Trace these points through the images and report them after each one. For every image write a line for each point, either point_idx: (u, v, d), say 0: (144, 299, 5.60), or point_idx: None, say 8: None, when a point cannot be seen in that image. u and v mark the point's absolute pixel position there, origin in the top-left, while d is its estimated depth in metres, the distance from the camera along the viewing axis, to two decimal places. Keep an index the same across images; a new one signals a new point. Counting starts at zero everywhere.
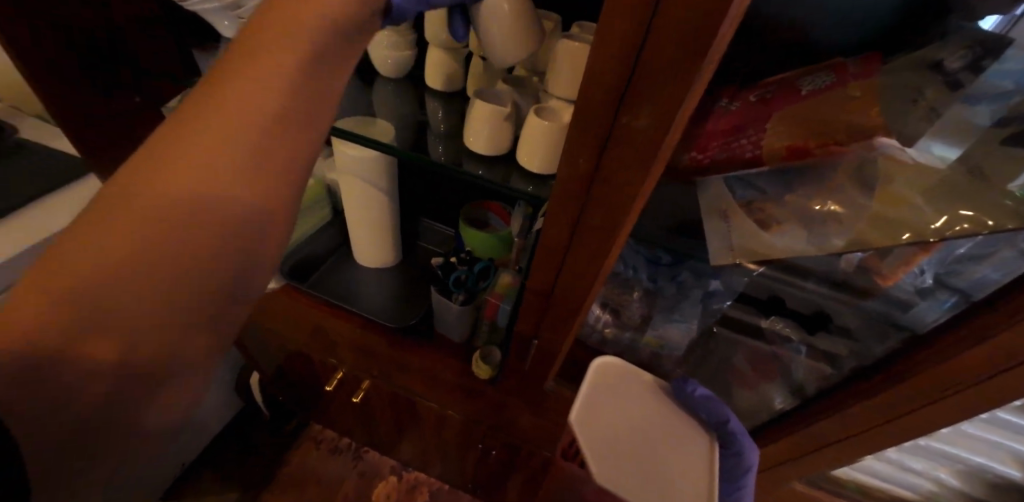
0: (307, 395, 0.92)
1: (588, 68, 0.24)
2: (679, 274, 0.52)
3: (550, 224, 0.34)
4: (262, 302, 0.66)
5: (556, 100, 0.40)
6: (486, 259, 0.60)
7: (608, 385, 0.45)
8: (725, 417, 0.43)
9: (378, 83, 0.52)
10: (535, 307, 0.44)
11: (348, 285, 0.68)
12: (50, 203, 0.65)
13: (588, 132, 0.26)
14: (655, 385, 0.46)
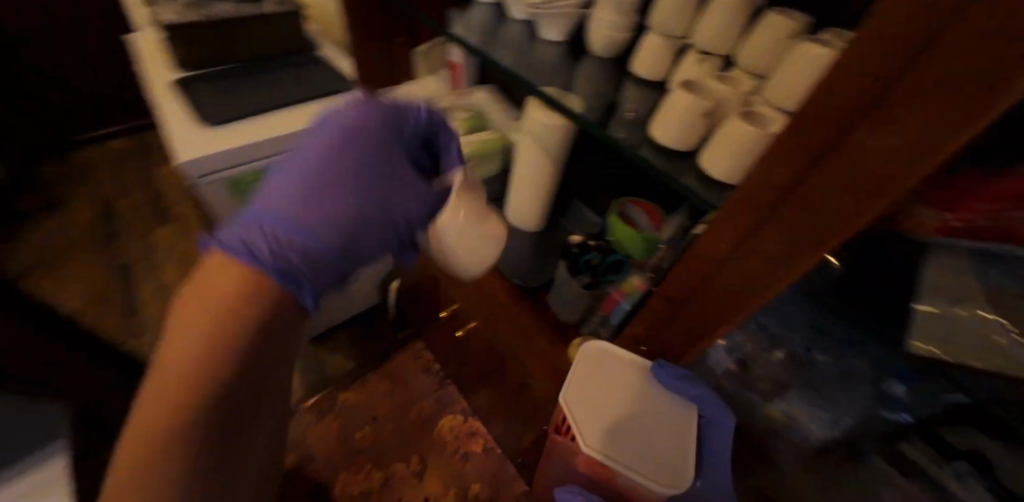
0: (424, 313, 1.07)
1: (837, 70, 0.21)
2: (849, 359, 0.41)
3: (715, 228, 0.32)
4: None
5: (770, 108, 0.36)
6: (623, 255, 0.58)
7: (597, 366, 0.55)
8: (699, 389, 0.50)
9: (587, 59, 0.54)
10: (661, 311, 0.43)
11: None
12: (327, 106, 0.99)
13: (803, 141, 0.24)
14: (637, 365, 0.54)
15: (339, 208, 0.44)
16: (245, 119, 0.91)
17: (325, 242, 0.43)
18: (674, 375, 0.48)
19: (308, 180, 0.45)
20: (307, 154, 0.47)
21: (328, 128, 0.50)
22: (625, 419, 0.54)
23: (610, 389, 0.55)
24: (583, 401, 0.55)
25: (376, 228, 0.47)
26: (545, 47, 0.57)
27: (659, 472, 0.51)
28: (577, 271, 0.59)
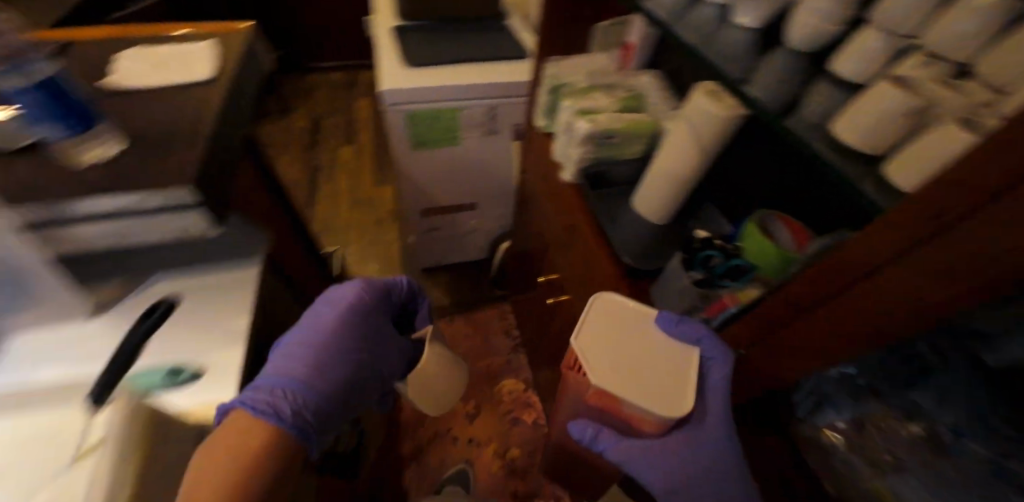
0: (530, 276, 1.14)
1: None
2: (1001, 455, 0.33)
3: (867, 236, 0.29)
4: (557, 187, 0.85)
5: (1003, 119, 0.29)
6: (750, 264, 0.51)
7: (610, 312, 0.56)
8: (702, 336, 0.51)
9: (779, 51, 0.50)
10: (778, 314, 0.40)
11: (615, 216, 0.74)
12: (505, 67, 1.10)
13: (998, 159, 0.20)
14: (640, 311, 0.56)
15: (348, 366, 0.62)
16: (433, 63, 1.07)
17: (335, 368, 0.61)
18: (672, 319, 0.53)
19: (323, 329, 0.64)
20: (314, 316, 0.67)
21: (331, 309, 0.68)
22: (635, 364, 0.52)
23: (617, 328, 0.55)
24: (592, 338, 0.54)
25: (357, 359, 0.64)
26: (734, 31, 0.54)
27: (664, 408, 0.49)
28: (692, 266, 0.56)
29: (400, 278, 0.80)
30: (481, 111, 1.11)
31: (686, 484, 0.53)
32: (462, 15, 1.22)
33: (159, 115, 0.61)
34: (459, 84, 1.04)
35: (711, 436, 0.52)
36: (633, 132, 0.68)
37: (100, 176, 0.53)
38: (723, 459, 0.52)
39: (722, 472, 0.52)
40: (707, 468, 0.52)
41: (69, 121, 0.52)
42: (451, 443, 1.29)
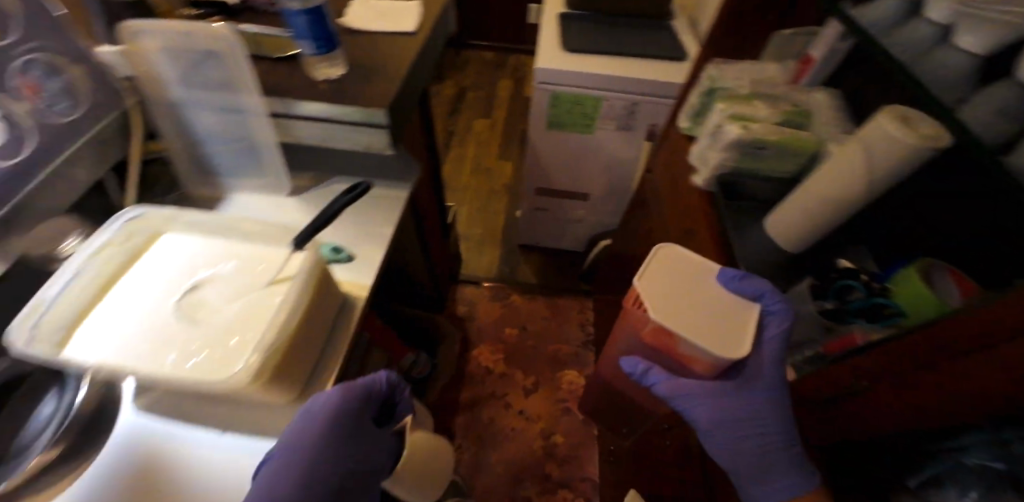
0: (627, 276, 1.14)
1: None
2: None
3: None
4: (683, 191, 0.83)
5: None
6: (896, 308, 0.46)
7: (673, 262, 0.63)
8: (761, 290, 0.55)
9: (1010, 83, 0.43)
10: (910, 354, 0.36)
11: (745, 230, 0.69)
12: (660, 66, 1.08)
13: None
14: (703, 264, 0.62)
15: (322, 475, 0.50)
16: (591, 51, 1.10)
17: (302, 482, 0.47)
18: (735, 276, 0.58)
19: (305, 468, 0.48)
20: (300, 440, 0.48)
21: (305, 434, 0.49)
22: (693, 309, 0.58)
23: (680, 277, 0.61)
24: (655, 283, 0.60)
25: (337, 469, 0.51)
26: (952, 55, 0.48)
27: (718, 348, 0.54)
28: (823, 296, 0.53)
29: (380, 373, 0.60)
30: (623, 106, 1.10)
31: (730, 425, 0.55)
32: (629, 11, 1.23)
33: (371, 50, 0.74)
34: (610, 75, 1.05)
35: (763, 381, 0.54)
36: (789, 148, 0.64)
37: (324, 89, 0.67)
38: (772, 406, 0.52)
39: (768, 419, 0.52)
40: (753, 413, 0.53)
41: (316, 42, 0.64)
42: (503, 408, 1.36)
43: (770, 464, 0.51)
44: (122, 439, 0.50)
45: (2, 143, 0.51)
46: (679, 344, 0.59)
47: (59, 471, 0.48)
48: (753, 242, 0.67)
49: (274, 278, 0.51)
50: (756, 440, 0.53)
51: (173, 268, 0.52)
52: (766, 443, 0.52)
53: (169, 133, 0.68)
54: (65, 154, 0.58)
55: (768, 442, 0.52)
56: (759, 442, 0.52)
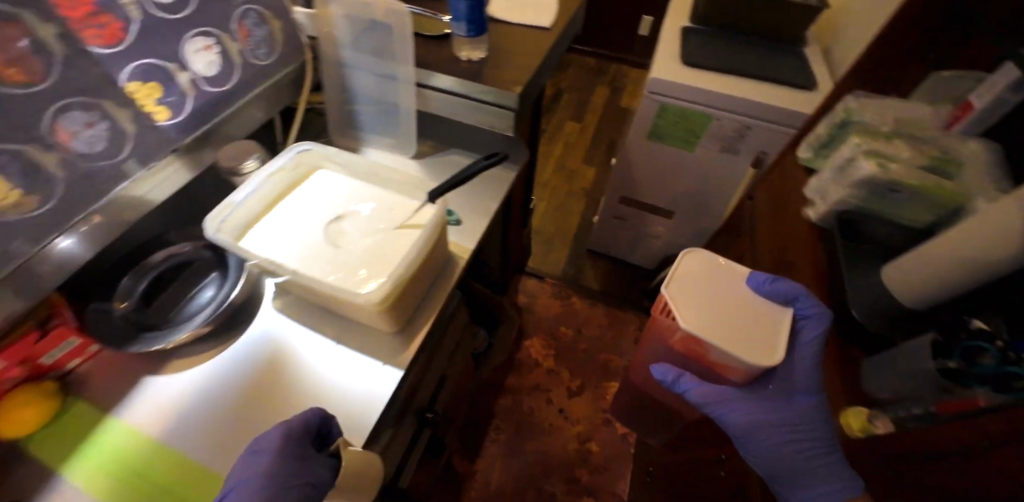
0: None
1: None
2: None
3: None
4: (789, 222, 0.80)
5: None
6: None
7: (702, 271, 0.74)
8: (793, 296, 0.66)
9: None
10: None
11: (863, 275, 0.63)
12: (788, 90, 1.00)
13: None
14: (734, 273, 0.74)
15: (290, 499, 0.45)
16: (715, 68, 1.03)
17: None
18: (765, 280, 0.70)
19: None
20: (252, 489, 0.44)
21: (253, 475, 0.45)
22: (723, 317, 0.68)
23: (713, 283, 0.73)
24: (688, 294, 0.71)
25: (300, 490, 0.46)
26: None
27: (751, 352, 0.64)
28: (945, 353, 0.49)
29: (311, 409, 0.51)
30: (734, 129, 1.04)
31: (767, 426, 0.63)
32: (768, 32, 1.12)
33: (510, 39, 0.79)
34: (733, 96, 0.98)
35: (798, 388, 0.64)
36: (928, 194, 0.60)
37: (466, 69, 0.74)
38: (810, 409, 0.62)
39: (807, 425, 0.61)
40: (790, 416, 0.62)
41: (468, 25, 0.70)
42: (544, 404, 1.38)
43: (813, 467, 0.57)
44: (260, 328, 0.61)
45: (219, 74, 0.63)
46: (707, 351, 0.69)
47: (209, 343, 0.59)
48: (872, 290, 0.60)
49: (403, 224, 0.59)
50: (795, 440, 0.60)
51: (324, 198, 0.61)
52: (807, 446, 0.59)
53: (330, 87, 0.79)
54: (255, 91, 0.69)
55: (809, 446, 0.59)
56: (798, 446, 0.60)
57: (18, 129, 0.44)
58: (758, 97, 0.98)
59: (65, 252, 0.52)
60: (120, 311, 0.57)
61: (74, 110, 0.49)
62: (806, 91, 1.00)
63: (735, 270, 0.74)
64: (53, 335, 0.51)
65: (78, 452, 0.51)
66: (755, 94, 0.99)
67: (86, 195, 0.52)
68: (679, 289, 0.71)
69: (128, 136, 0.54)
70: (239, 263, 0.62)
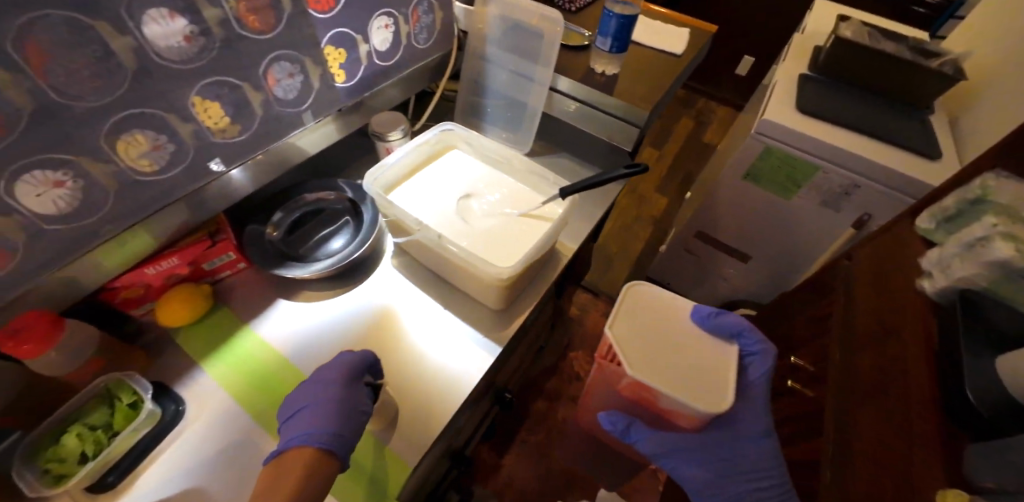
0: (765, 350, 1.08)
1: None
2: None
3: None
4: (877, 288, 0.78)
5: None
6: None
7: (643, 311, 0.82)
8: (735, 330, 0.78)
9: None
10: None
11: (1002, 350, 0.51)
12: (912, 160, 0.94)
13: None
14: (678, 310, 0.83)
15: (348, 424, 0.50)
16: (831, 120, 1.00)
17: (340, 438, 0.49)
18: (706, 315, 0.80)
19: (332, 429, 0.48)
20: (314, 411, 0.49)
21: (314, 397, 0.51)
22: (668, 360, 0.75)
23: (658, 321, 0.81)
24: (636, 338, 0.77)
25: (354, 417, 0.51)
26: None
27: (700, 391, 0.71)
28: None
29: (358, 350, 0.57)
30: (840, 184, 1.01)
31: (727, 471, 0.74)
32: (890, 91, 1.05)
33: (641, 60, 0.82)
34: (848, 151, 0.94)
35: (749, 432, 0.76)
36: None
37: (599, 80, 0.78)
38: (762, 453, 0.73)
39: (765, 470, 0.72)
40: (749, 462, 0.73)
41: (614, 42, 0.77)
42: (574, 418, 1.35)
43: None
44: (379, 280, 0.67)
45: (387, 49, 0.70)
46: (657, 398, 0.74)
47: (332, 282, 0.66)
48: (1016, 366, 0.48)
49: (527, 212, 0.63)
50: (753, 484, 0.71)
51: (456, 175, 0.67)
52: (766, 488, 0.70)
53: (467, 76, 0.85)
54: (408, 69, 0.77)
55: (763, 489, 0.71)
56: (753, 487, 0.71)
57: (239, 68, 0.52)
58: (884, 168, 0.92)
59: (237, 179, 0.60)
60: (271, 237, 0.65)
61: (283, 61, 0.56)
62: (934, 165, 0.93)
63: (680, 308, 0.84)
64: (220, 246, 0.60)
65: (213, 351, 0.57)
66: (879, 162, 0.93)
67: (268, 135, 0.60)
68: (630, 328, 0.79)
69: (313, 90, 0.62)
70: (374, 220, 0.68)
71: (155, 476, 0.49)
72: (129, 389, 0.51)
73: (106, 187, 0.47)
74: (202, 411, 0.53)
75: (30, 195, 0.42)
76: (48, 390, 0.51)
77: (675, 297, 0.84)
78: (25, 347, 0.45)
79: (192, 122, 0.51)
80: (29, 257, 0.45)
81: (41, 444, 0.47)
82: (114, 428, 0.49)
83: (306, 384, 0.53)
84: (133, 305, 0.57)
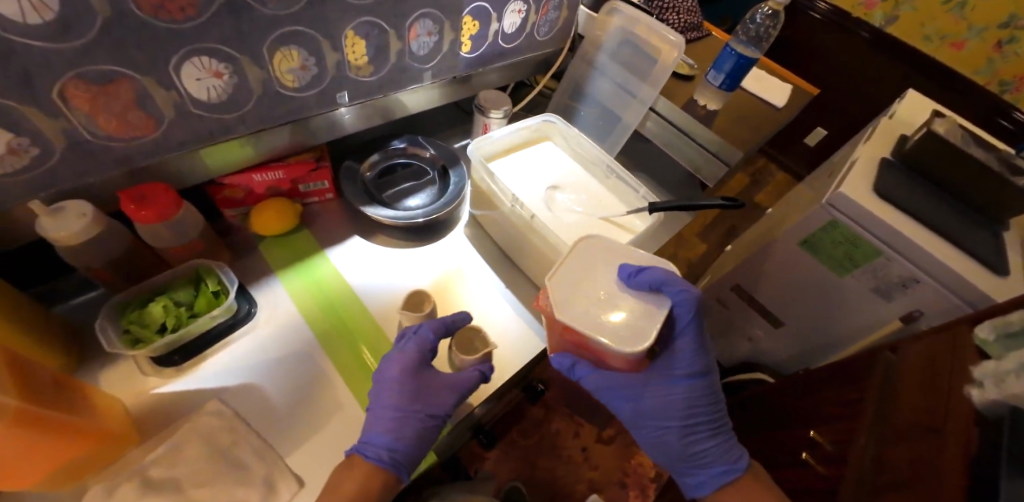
0: (766, 415, 1.04)
1: None
2: None
3: None
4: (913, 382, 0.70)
5: None
6: None
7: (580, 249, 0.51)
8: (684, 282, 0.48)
9: None
10: None
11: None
12: (977, 269, 0.79)
13: None
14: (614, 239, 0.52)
15: (418, 427, 0.49)
16: (909, 211, 0.85)
17: (409, 445, 0.48)
18: (637, 268, 0.47)
19: (397, 440, 0.47)
20: (378, 417, 0.48)
21: (388, 390, 0.50)
22: (592, 301, 0.45)
23: (593, 255, 0.50)
24: (569, 274, 0.47)
25: (425, 419, 0.50)
26: None
27: (629, 339, 0.43)
28: None
29: (423, 330, 0.52)
30: (899, 275, 0.87)
31: (650, 416, 0.56)
32: (967, 198, 0.88)
33: (744, 106, 0.85)
34: (909, 237, 0.81)
35: (679, 372, 0.54)
36: None
37: (699, 112, 0.81)
38: (688, 391, 0.54)
39: (695, 413, 0.55)
40: (673, 408, 0.55)
41: (726, 78, 0.78)
42: (572, 434, 0.87)
43: (703, 456, 0.55)
44: (450, 244, 0.70)
45: (513, 33, 0.73)
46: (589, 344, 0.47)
47: (410, 235, 0.68)
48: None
49: (609, 217, 0.65)
50: (684, 424, 0.55)
51: (547, 165, 0.70)
52: (694, 434, 0.55)
53: (571, 77, 0.88)
54: (522, 56, 0.80)
55: (696, 434, 0.55)
56: (688, 429, 0.55)
57: (393, 16, 0.55)
58: (954, 267, 0.78)
59: (349, 117, 0.63)
60: (364, 176, 0.69)
61: (428, 19, 0.59)
62: (999, 279, 0.78)
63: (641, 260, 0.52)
64: (320, 173, 0.64)
65: (295, 269, 0.61)
66: (944, 260, 0.79)
67: (390, 83, 0.64)
68: (567, 263, 0.49)
69: (440, 53, 0.66)
70: (459, 189, 0.70)
71: (218, 363, 0.52)
72: (216, 278, 0.54)
73: (253, 90, 0.51)
74: (271, 319, 0.56)
75: (192, 78, 0.45)
76: (142, 260, 0.54)
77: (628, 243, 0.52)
78: (142, 213, 0.46)
79: (340, 53, 0.54)
80: (167, 134, 0.48)
81: (129, 305, 0.50)
82: (195, 310, 0.51)
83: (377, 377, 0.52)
84: (227, 206, 0.61)
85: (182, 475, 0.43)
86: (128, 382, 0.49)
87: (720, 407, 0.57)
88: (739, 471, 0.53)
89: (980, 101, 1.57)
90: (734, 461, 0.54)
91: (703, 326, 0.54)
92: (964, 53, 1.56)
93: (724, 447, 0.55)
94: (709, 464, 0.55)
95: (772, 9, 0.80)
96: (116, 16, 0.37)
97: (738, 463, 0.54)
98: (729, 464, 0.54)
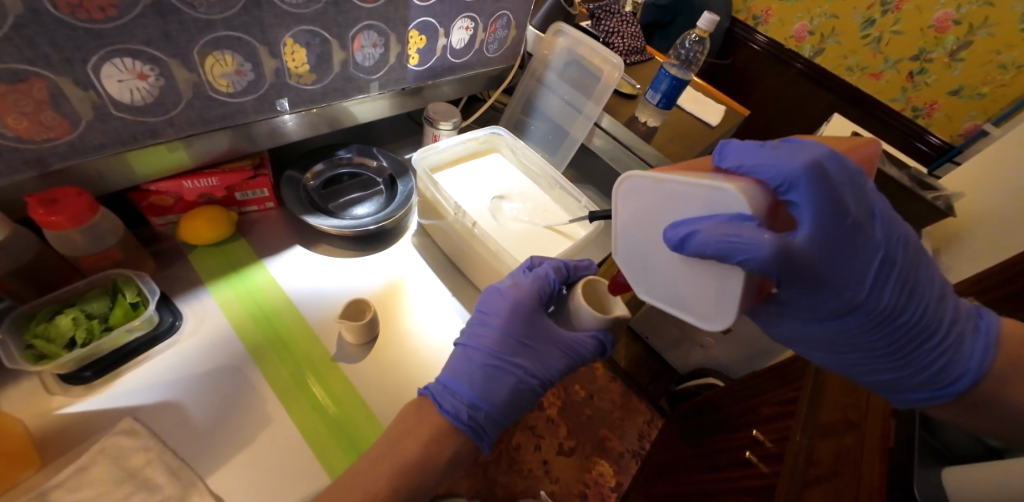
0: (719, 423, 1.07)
1: None
2: None
3: None
4: None
5: None
6: None
7: (631, 207, 0.41)
8: (744, 254, 0.32)
9: None
10: None
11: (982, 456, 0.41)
12: None
13: None
14: (660, 180, 0.37)
15: (502, 389, 0.48)
16: None
17: (491, 406, 0.46)
18: (680, 240, 0.36)
19: (479, 400, 0.46)
20: (467, 369, 0.48)
21: (482, 341, 0.49)
22: (661, 278, 0.42)
23: (648, 217, 0.40)
24: (633, 245, 0.43)
25: (513, 381, 0.48)
26: None
27: (704, 310, 0.39)
28: None
29: (545, 268, 0.54)
30: None
31: (806, 356, 0.44)
32: None
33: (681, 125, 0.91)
34: None
35: (815, 312, 0.39)
36: None
37: (640, 128, 0.86)
38: (839, 332, 0.40)
39: (862, 343, 0.40)
40: (825, 343, 0.41)
41: (663, 98, 0.83)
42: (532, 446, 0.75)
43: (892, 387, 0.41)
44: (397, 252, 0.69)
45: (462, 48, 0.75)
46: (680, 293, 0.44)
47: (356, 246, 0.68)
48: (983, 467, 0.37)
49: (552, 226, 0.67)
50: (858, 359, 0.41)
51: (493, 177, 0.72)
52: (876, 365, 0.40)
53: (522, 93, 0.91)
54: (472, 71, 0.83)
55: (876, 368, 0.41)
56: (861, 366, 0.41)
57: (335, 26, 0.56)
58: None
59: (287, 124, 0.63)
60: (308, 185, 0.68)
61: (372, 31, 0.60)
62: None
63: (697, 195, 0.36)
64: (258, 181, 0.63)
65: (228, 277, 0.60)
66: None
67: (335, 92, 0.64)
68: (625, 216, 0.42)
69: (387, 64, 0.67)
70: (406, 198, 0.71)
71: (136, 378, 0.49)
72: (135, 288, 0.51)
73: (182, 93, 0.49)
74: (198, 328, 0.54)
75: (113, 79, 0.44)
76: (52, 269, 0.51)
77: (670, 175, 0.37)
78: (53, 218, 0.43)
79: (278, 59, 0.54)
80: (86, 136, 0.46)
81: (33, 318, 0.46)
82: (110, 323, 0.48)
83: (476, 314, 0.53)
84: (155, 214, 0.59)
85: (89, 498, 0.40)
86: (32, 401, 0.45)
87: (905, 317, 0.38)
88: (953, 395, 0.38)
89: (899, 124, 1.72)
90: (947, 382, 0.38)
91: (807, 262, 0.35)
92: (881, 83, 1.72)
93: (924, 372, 0.39)
94: (907, 391, 0.41)
95: (701, 37, 0.87)
96: (31, 14, 0.36)
97: (950, 387, 0.38)
98: (935, 387, 0.39)
